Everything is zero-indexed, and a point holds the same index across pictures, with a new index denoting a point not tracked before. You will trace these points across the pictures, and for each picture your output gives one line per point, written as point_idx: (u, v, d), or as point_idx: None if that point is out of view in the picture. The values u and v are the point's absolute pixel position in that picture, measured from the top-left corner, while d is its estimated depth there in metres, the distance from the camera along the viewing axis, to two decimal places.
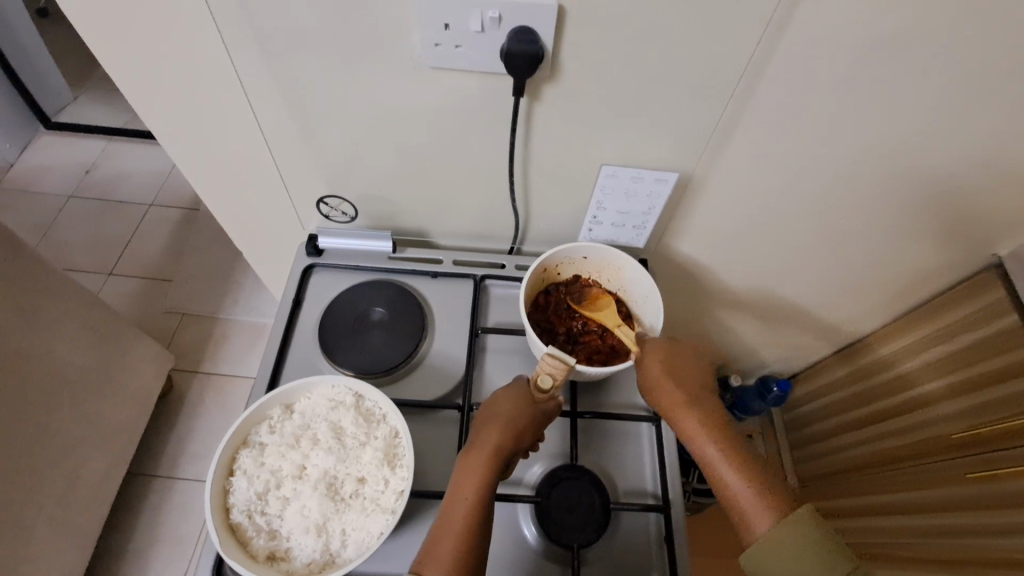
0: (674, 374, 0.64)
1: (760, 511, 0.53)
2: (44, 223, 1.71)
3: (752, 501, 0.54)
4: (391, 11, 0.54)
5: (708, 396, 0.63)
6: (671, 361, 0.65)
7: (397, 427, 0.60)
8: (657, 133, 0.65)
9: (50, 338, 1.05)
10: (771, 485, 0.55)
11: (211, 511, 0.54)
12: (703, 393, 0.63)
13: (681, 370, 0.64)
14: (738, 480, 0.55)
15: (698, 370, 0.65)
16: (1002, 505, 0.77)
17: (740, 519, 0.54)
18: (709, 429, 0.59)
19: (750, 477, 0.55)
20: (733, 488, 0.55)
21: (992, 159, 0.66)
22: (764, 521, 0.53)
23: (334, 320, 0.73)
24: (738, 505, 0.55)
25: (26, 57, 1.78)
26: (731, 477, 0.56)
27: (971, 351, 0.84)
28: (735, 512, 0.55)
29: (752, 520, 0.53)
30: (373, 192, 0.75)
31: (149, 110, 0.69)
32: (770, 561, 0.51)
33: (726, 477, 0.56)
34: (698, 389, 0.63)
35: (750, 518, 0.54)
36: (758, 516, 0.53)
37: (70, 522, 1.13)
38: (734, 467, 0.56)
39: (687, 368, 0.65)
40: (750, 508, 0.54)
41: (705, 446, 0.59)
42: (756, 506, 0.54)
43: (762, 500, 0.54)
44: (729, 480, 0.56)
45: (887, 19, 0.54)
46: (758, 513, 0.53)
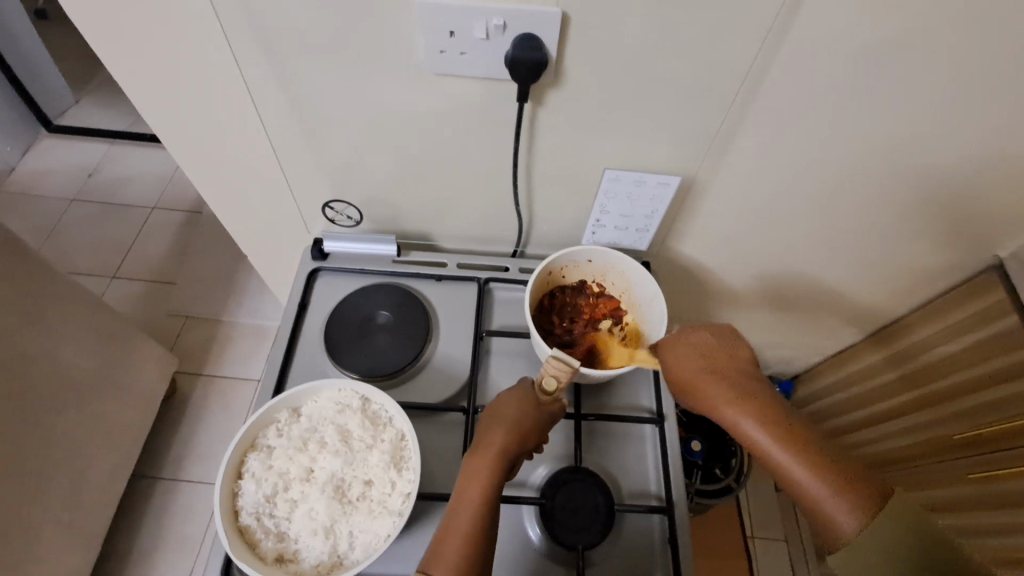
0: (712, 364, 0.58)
1: (845, 509, 0.47)
2: (47, 226, 1.71)
3: (833, 498, 0.48)
4: (396, 19, 0.55)
5: (755, 384, 0.56)
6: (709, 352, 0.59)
7: (403, 430, 0.60)
8: (660, 137, 0.65)
9: (55, 341, 1.06)
10: (851, 476, 0.48)
11: (220, 513, 0.54)
12: (750, 381, 0.56)
13: (719, 360, 0.58)
14: (813, 476, 0.49)
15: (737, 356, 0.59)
16: (1005, 505, 0.78)
17: (822, 520, 0.48)
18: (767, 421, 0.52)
19: (825, 469, 0.49)
20: (807, 485, 0.49)
21: (992, 163, 0.67)
22: (851, 520, 0.46)
23: (339, 323, 0.73)
24: (817, 505, 0.48)
25: (28, 61, 1.78)
26: (802, 472, 0.49)
27: (975, 351, 0.85)
28: (814, 511, 0.49)
29: (838, 521, 0.47)
30: (378, 196, 0.76)
31: (155, 116, 0.69)
32: (863, 558, 0.45)
33: (797, 474, 0.50)
34: (742, 377, 0.57)
35: (834, 516, 0.47)
36: (837, 513, 0.47)
37: (75, 524, 1.14)
38: (805, 462, 0.50)
39: (725, 356, 0.58)
40: (832, 506, 0.48)
41: (765, 442, 0.52)
42: (837, 504, 0.47)
43: (844, 495, 0.47)
44: (802, 479, 0.49)
45: (886, 25, 0.55)
46: (842, 511, 0.47)
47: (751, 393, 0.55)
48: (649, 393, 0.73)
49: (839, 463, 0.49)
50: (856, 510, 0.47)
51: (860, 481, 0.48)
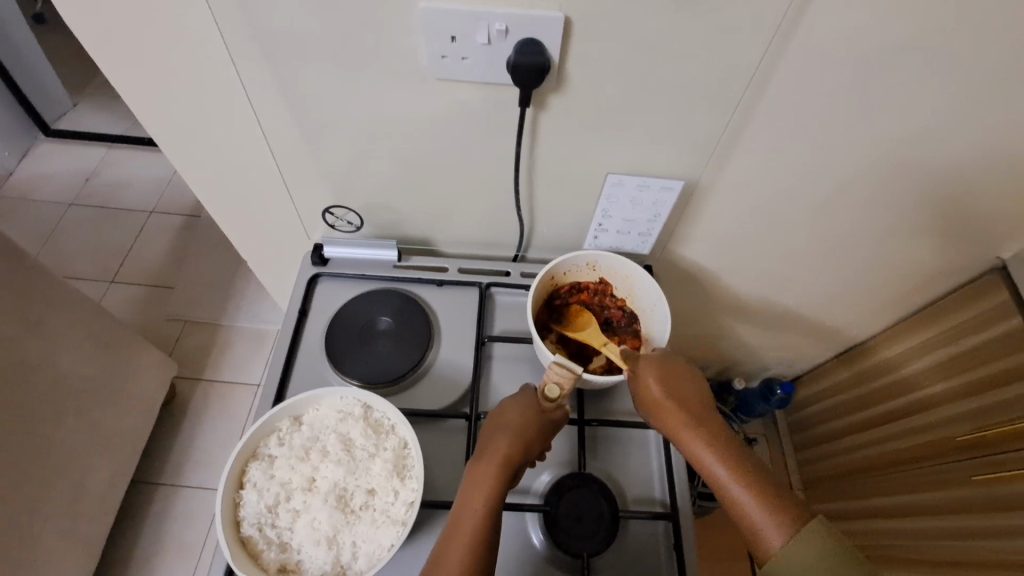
0: (672, 393, 0.62)
1: (777, 531, 0.51)
2: (45, 231, 1.71)
3: (768, 520, 0.51)
4: (397, 24, 0.54)
5: (708, 415, 0.60)
6: (669, 381, 0.63)
7: (406, 439, 0.60)
8: (663, 141, 0.65)
9: (55, 348, 1.05)
10: (785, 503, 0.52)
11: (222, 524, 0.54)
12: (703, 410, 0.61)
13: (680, 389, 0.62)
14: (749, 497, 0.53)
15: (697, 389, 0.63)
16: (1011, 508, 0.77)
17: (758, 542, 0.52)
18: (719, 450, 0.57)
19: (765, 494, 0.53)
20: (746, 507, 0.53)
21: (996, 165, 0.66)
22: (781, 543, 0.50)
23: (340, 329, 0.73)
24: (753, 526, 0.52)
25: (27, 67, 1.78)
26: (744, 496, 0.53)
27: (976, 353, 0.84)
28: (752, 534, 0.52)
29: (769, 541, 0.51)
30: (379, 201, 0.75)
31: (154, 122, 0.69)
32: (790, 575, 0.48)
33: (736, 495, 0.54)
34: (700, 407, 0.61)
35: (768, 539, 0.51)
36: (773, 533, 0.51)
37: (75, 531, 1.13)
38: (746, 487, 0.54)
39: (684, 386, 0.62)
40: (767, 529, 0.51)
41: (715, 466, 0.56)
42: (771, 527, 0.51)
43: (778, 518, 0.51)
44: (742, 502, 0.53)
45: (890, 28, 0.54)
46: (776, 536, 0.51)
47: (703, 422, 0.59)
48: None
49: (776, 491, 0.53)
50: (787, 536, 0.50)
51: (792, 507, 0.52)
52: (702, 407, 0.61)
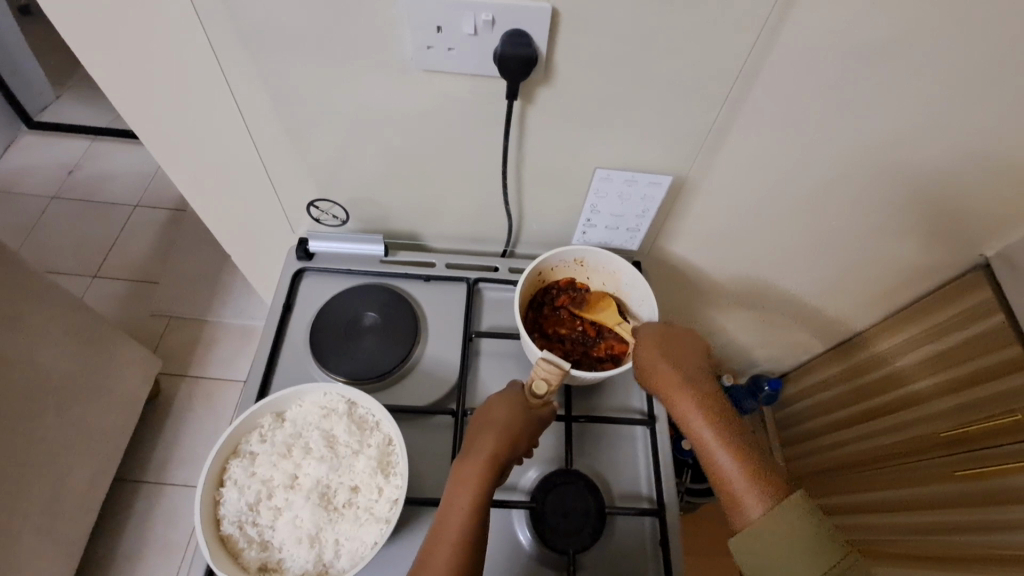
0: (672, 360, 0.64)
1: (753, 496, 0.54)
2: (27, 224, 1.68)
3: (746, 485, 0.54)
4: (381, 14, 0.53)
5: (705, 384, 0.63)
6: (674, 350, 0.65)
7: (390, 435, 0.59)
8: (651, 135, 0.64)
9: (35, 344, 1.03)
10: (766, 472, 0.55)
11: (201, 522, 0.53)
12: (702, 379, 0.63)
13: (685, 359, 0.65)
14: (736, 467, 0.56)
15: (701, 362, 0.65)
16: (997, 503, 0.77)
17: (733, 505, 0.55)
18: (710, 418, 0.60)
19: (748, 462, 0.56)
20: (727, 471, 0.56)
21: (982, 162, 0.66)
22: (757, 507, 0.53)
23: (325, 325, 0.72)
24: (734, 494, 0.55)
25: (9, 58, 1.74)
26: (728, 461, 0.56)
27: (958, 350, 0.84)
28: (729, 498, 0.55)
29: (745, 505, 0.54)
30: (365, 194, 0.74)
31: (134, 113, 0.67)
32: (761, 544, 0.51)
33: (719, 457, 0.57)
34: (701, 377, 0.64)
35: (743, 502, 0.54)
36: (751, 504, 0.53)
37: (56, 530, 1.11)
38: (731, 453, 0.57)
39: (687, 356, 0.65)
40: (747, 500, 0.54)
41: (702, 429, 0.59)
42: (749, 491, 0.54)
43: (757, 485, 0.54)
44: (729, 472, 0.56)
45: (879, 24, 0.54)
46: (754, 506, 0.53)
47: (698, 389, 0.62)
48: (640, 394, 0.73)
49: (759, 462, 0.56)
50: (762, 499, 0.53)
51: (775, 480, 0.55)
52: (703, 377, 0.64)
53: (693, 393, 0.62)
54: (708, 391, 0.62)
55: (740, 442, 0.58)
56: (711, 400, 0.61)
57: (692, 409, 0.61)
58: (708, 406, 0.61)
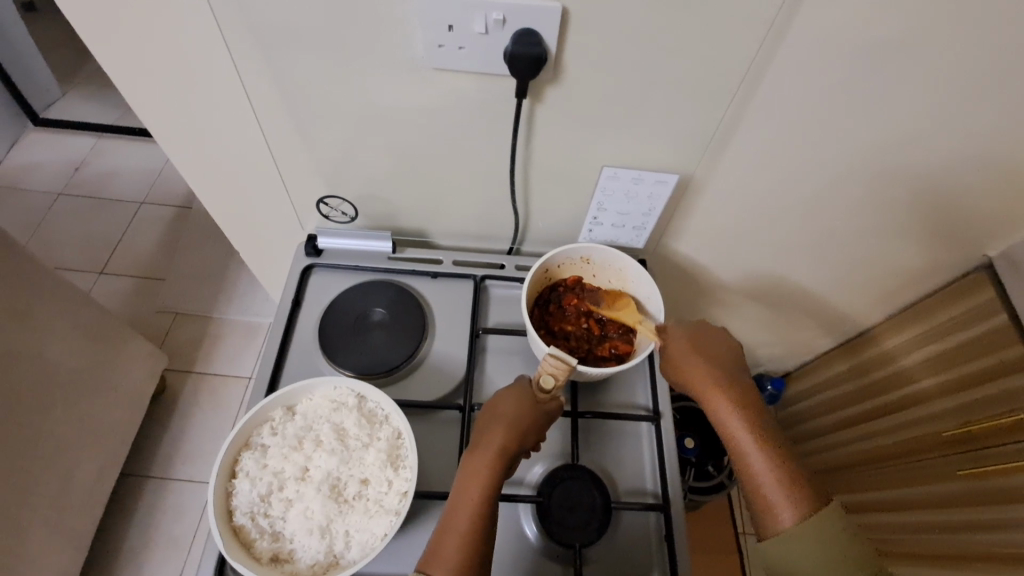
0: (707, 360, 0.63)
1: (788, 501, 0.53)
2: (33, 221, 1.69)
3: (779, 491, 0.54)
4: (393, 14, 0.54)
5: (741, 384, 0.62)
6: (707, 349, 0.65)
7: (400, 429, 0.60)
8: (658, 133, 0.65)
9: (43, 339, 1.04)
10: (801, 479, 0.54)
11: (214, 513, 0.53)
12: (739, 379, 0.62)
13: (720, 360, 0.64)
14: (769, 469, 0.55)
15: (734, 359, 0.64)
16: (999, 502, 0.78)
17: (765, 510, 0.54)
18: (748, 420, 0.58)
19: (783, 467, 0.55)
20: (760, 475, 0.55)
21: (987, 163, 0.67)
22: (790, 514, 0.52)
23: (334, 321, 0.73)
24: (765, 495, 0.54)
25: (16, 55, 1.75)
26: (761, 465, 0.56)
27: (961, 350, 0.85)
28: (760, 502, 0.55)
29: (777, 511, 0.53)
30: (374, 192, 0.75)
31: (146, 110, 0.68)
32: (792, 548, 0.51)
33: (751, 460, 0.56)
34: (734, 375, 0.62)
35: (775, 506, 0.54)
36: (784, 507, 0.53)
37: (64, 523, 1.12)
38: (765, 456, 0.56)
39: (722, 355, 0.64)
40: (780, 502, 0.53)
41: (737, 431, 0.58)
42: (782, 497, 0.53)
43: (790, 492, 0.53)
44: (761, 473, 0.55)
45: (884, 25, 0.55)
46: (786, 508, 0.53)
47: (734, 390, 0.61)
48: (646, 391, 0.73)
49: (794, 467, 0.55)
50: (796, 505, 0.53)
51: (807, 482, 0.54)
52: (738, 377, 0.62)
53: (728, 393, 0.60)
54: (745, 391, 0.61)
55: (776, 445, 0.57)
56: (747, 401, 0.60)
57: (726, 409, 0.60)
58: (743, 407, 0.59)
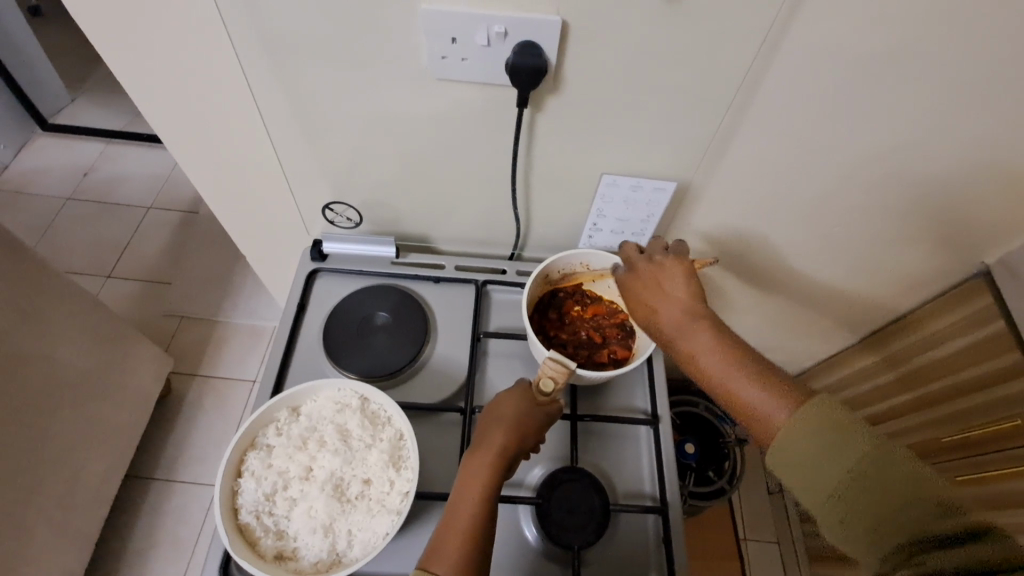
0: (665, 304, 0.64)
1: (774, 404, 0.51)
2: (41, 225, 1.71)
3: (762, 393, 0.52)
4: (398, 25, 0.56)
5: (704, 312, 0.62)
6: (659, 288, 0.66)
7: (401, 430, 0.61)
8: (656, 141, 0.66)
9: (52, 341, 1.06)
10: (779, 382, 0.53)
11: (220, 510, 0.55)
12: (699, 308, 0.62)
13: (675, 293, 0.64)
14: (746, 381, 0.54)
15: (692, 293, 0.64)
16: (998, 507, 0.80)
17: (756, 417, 0.52)
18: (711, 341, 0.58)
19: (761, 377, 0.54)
20: (740, 389, 0.54)
21: (983, 171, 0.68)
22: (780, 412, 0.50)
23: (338, 324, 0.74)
24: (753, 408, 0.52)
25: (24, 62, 1.78)
26: (745, 381, 0.54)
27: (961, 356, 0.85)
28: (751, 412, 0.52)
29: (766, 412, 0.51)
30: (379, 198, 0.76)
31: (157, 117, 0.70)
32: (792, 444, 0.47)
33: (732, 379, 0.55)
34: (692, 304, 0.63)
35: (765, 413, 0.51)
36: (773, 410, 0.51)
37: (70, 524, 1.13)
38: (744, 371, 0.55)
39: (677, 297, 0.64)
40: (768, 406, 0.51)
41: (708, 355, 0.57)
42: (766, 397, 0.52)
43: (771, 391, 0.52)
44: (741, 387, 0.54)
45: (876, 38, 0.56)
46: (775, 409, 0.51)
47: (697, 323, 0.60)
48: (644, 396, 0.74)
49: (771, 375, 0.54)
50: (782, 399, 0.51)
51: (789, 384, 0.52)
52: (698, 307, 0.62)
53: (693, 324, 0.60)
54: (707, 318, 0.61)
55: (748, 360, 0.56)
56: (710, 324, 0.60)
57: (690, 339, 0.60)
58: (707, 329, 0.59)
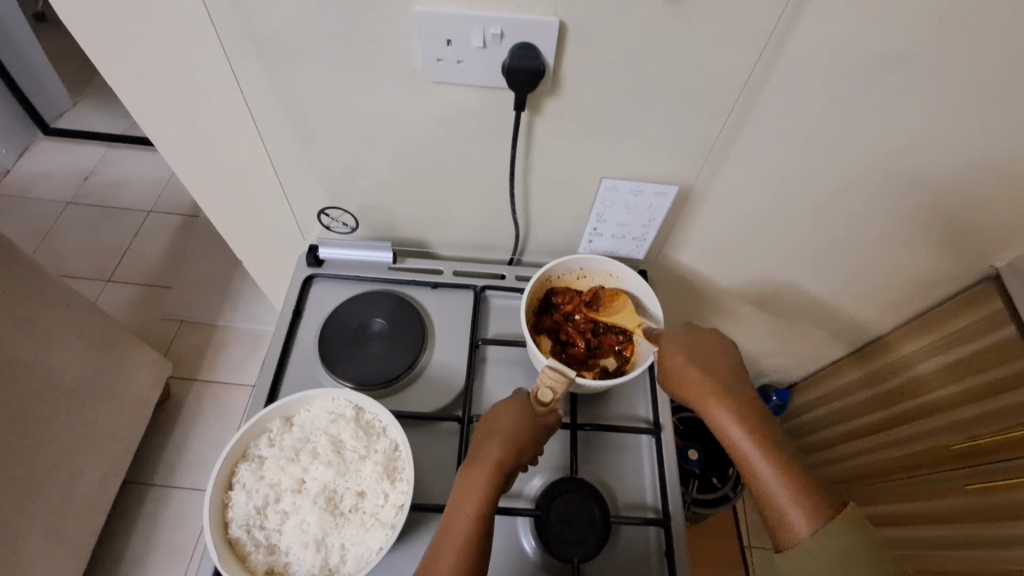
0: (711, 379, 0.62)
1: (797, 510, 0.52)
2: (42, 229, 1.70)
3: (788, 498, 0.53)
4: (393, 28, 0.54)
5: (743, 395, 0.61)
6: (702, 362, 0.64)
7: (397, 441, 0.60)
8: (658, 144, 0.65)
9: (49, 347, 1.05)
10: (811, 485, 0.53)
11: (209, 524, 0.53)
12: (739, 390, 0.62)
13: (715, 369, 0.63)
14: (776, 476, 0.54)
15: (735, 371, 0.64)
16: (1005, 518, 0.77)
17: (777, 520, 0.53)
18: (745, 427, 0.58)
19: (791, 476, 0.54)
20: (768, 482, 0.54)
21: (992, 174, 0.66)
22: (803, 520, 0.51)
23: (334, 331, 0.73)
24: (774, 503, 0.53)
25: (26, 66, 1.78)
26: (771, 479, 0.54)
27: (971, 361, 0.84)
28: (772, 511, 0.53)
29: (788, 519, 0.52)
30: (375, 203, 0.75)
31: (151, 121, 0.69)
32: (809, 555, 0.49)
33: (765, 478, 0.55)
34: (732, 385, 0.62)
35: (788, 515, 0.52)
36: (794, 513, 0.52)
37: (66, 531, 1.12)
38: (775, 467, 0.55)
39: (725, 371, 0.63)
40: (792, 509, 0.52)
41: (740, 440, 0.58)
42: (791, 503, 0.52)
43: (799, 498, 0.52)
44: (770, 481, 0.54)
45: (882, 38, 0.55)
46: (798, 514, 0.52)
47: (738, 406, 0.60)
48: (646, 404, 0.73)
49: (805, 474, 0.54)
50: (806, 509, 0.52)
51: (819, 491, 0.52)
52: (736, 388, 0.62)
53: (731, 408, 0.60)
54: (746, 401, 0.60)
55: (782, 453, 0.56)
56: (746, 408, 0.60)
57: (729, 427, 0.59)
58: (742, 414, 0.59)
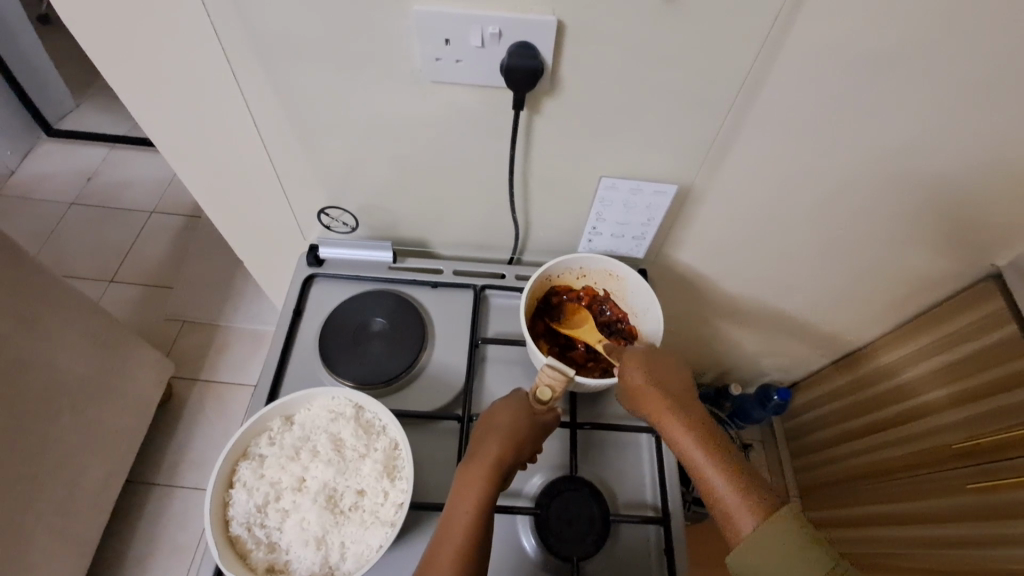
0: (659, 383, 0.62)
1: (744, 511, 0.52)
2: (45, 230, 1.71)
3: (736, 498, 0.52)
4: (392, 27, 0.55)
5: (690, 402, 0.61)
6: (654, 369, 0.64)
7: (396, 440, 0.60)
8: (656, 143, 0.65)
9: (52, 347, 1.05)
10: (755, 487, 0.53)
11: (210, 522, 0.54)
12: (687, 397, 0.62)
13: (665, 377, 0.63)
14: (723, 480, 0.54)
15: (681, 379, 0.64)
16: (1006, 517, 0.76)
17: (725, 521, 0.53)
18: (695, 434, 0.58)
19: (737, 479, 0.54)
20: (716, 487, 0.54)
21: (991, 172, 0.66)
22: (750, 521, 0.51)
23: (334, 330, 0.73)
24: (722, 506, 0.53)
25: (29, 66, 1.78)
26: (721, 479, 0.54)
27: (972, 360, 0.84)
28: (720, 514, 0.53)
29: (735, 518, 0.52)
30: (375, 203, 0.75)
31: (152, 122, 0.69)
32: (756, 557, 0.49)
33: (713, 483, 0.54)
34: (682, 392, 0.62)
35: (735, 518, 0.52)
36: (742, 515, 0.52)
37: (69, 530, 1.13)
38: (722, 472, 0.54)
39: (674, 377, 0.63)
40: (739, 512, 0.52)
41: (689, 446, 0.57)
42: (739, 501, 0.52)
43: (746, 497, 0.52)
44: (718, 486, 0.54)
45: (881, 36, 0.55)
46: (744, 516, 0.51)
47: (688, 409, 0.60)
48: None
49: (750, 477, 0.54)
50: (754, 510, 0.51)
51: (763, 493, 0.53)
52: (685, 395, 0.62)
53: (681, 414, 0.59)
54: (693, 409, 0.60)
55: (729, 457, 0.56)
56: (694, 415, 0.60)
57: (679, 432, 0.58)
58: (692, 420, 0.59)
